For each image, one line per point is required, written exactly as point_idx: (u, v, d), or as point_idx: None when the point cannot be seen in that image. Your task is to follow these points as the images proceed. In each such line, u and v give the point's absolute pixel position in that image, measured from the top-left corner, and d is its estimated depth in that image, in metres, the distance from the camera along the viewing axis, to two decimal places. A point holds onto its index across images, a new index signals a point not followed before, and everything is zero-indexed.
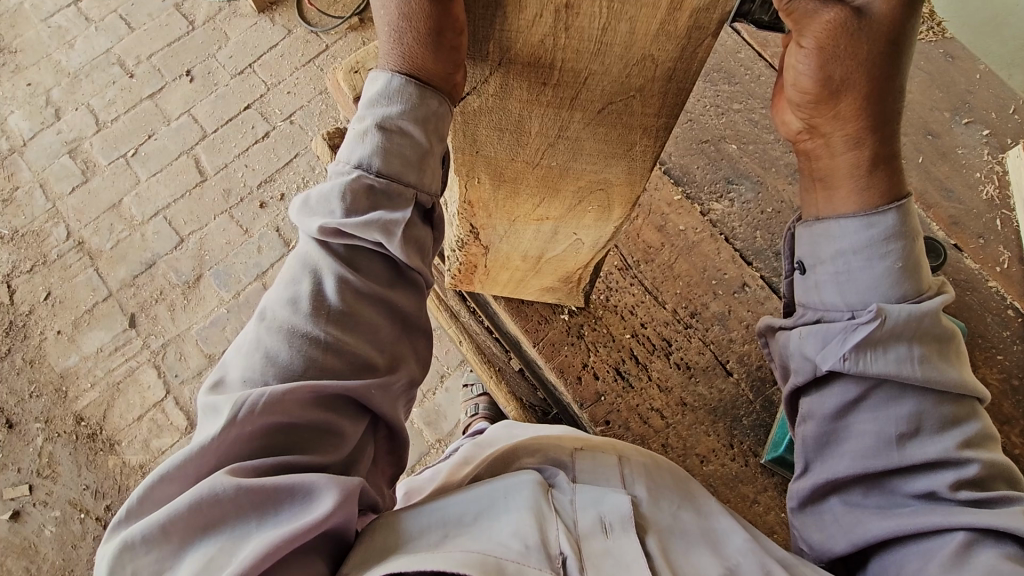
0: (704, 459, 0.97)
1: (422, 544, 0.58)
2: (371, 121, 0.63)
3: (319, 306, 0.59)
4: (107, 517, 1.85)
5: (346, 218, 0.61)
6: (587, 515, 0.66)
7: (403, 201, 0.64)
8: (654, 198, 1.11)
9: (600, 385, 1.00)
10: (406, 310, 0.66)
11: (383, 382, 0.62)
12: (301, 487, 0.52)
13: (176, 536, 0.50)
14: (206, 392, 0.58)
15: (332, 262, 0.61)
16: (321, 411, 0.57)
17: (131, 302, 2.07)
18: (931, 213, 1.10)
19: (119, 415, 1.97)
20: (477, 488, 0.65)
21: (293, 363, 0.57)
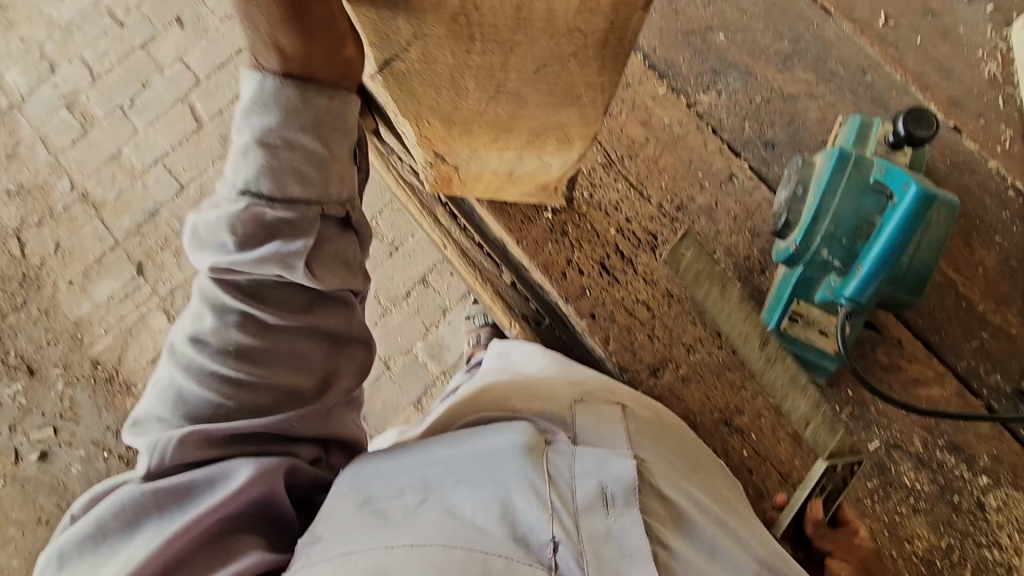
0: (690, 348, 0.97)
1: (402, 508, 0.61)
2: (249, 137, 0.59)
3: (225, 344, 0.63)
4: (128, 455, 1.93)
5: (239, 253, 0.60)
6: (585, 485, 0.64)
7: (305, 223, 0.62)
8: (638, 93, 1.08)
9: (585, 280, 1.00)
10: (334, 326, 0.68)
11: (302, 413, 0.66)
12: (211, 475, 0.62)
13: (110, 536, 0.59)
14: (129, 433, 0.66)
15: (237, 301, 0.63)
16: (222, 444, 0.64)
17: (137, 250, 2.10)
18: (929, 93, 1.05)
19: (133, 359, 2.02)
20: (465, 451, 0.66)
21: (199, 406, 0.63)
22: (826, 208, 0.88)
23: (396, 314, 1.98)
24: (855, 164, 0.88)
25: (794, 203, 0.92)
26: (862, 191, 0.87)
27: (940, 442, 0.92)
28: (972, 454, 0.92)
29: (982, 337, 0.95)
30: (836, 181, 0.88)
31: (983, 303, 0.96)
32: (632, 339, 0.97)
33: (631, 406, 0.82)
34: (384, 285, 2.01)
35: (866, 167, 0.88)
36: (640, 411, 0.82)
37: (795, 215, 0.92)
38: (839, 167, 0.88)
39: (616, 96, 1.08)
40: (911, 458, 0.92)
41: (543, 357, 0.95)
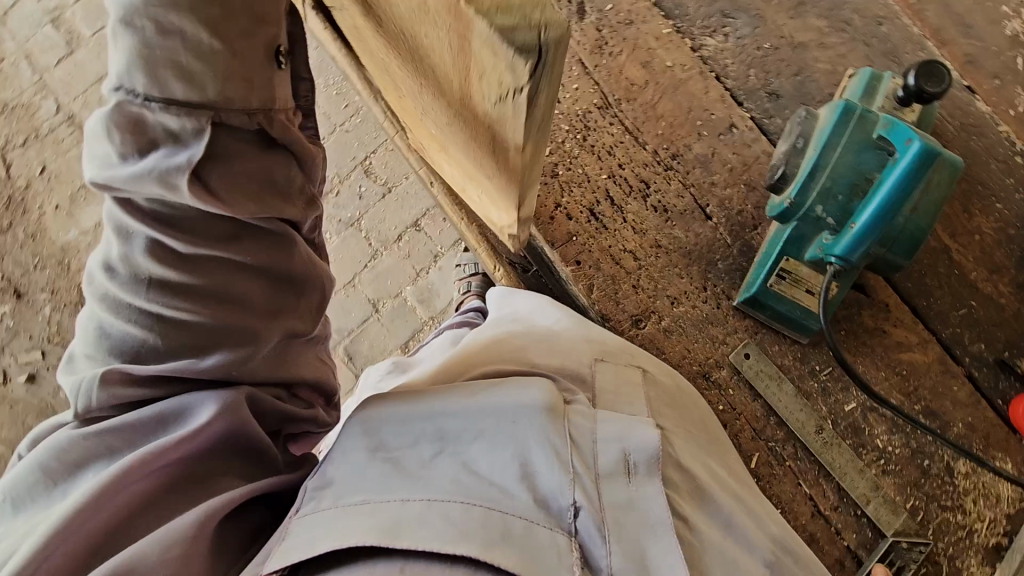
0: (675, 301, 0.96)
1: (413, 458, 0.56)
2: (111, 10, 0.40)
3: (134, 274, 0.47)
4: None
5: (124, 164, 0.44)
6: (608, 451, 0.59)
7: (194, 129, 0.44)
8: (641, 32, 1.02)
9: (572, 226, 0.97)
10: (264, 262, 0.52)
11: (237, 359, 0.51)
12: (166, 416, 0.48)
13: (49, 485, 0.46)
14: (62, 370, 0.51)
15: (144, 224, 0.47)
16: (156, 384, 0.49)
17: None
18: (945, 50, 1.01)
19: None
20: (481, 404, 0.60)
21: (119, 341, 0.48)
22: (826, 161, 0.84)
23: (387, 257, 1.97)
24: (860, 118, 0.83)
25: (793, 156, 0.89)
26: (865, 146, 0.83)
27: (916, 407, 0.92)
28: (946, 421, 0.92)
29: (971, 306, 0.94)
30: (839, 134, 0.84)
31: (975, 271, 0.94)
32: (617, 288, 0.96)
33: (653, 371, 0.80)
34: (376, 228, 1.99)
35: (871, 122, 0.84)
36: (658, 378, 0.79)
37: (793, 169, 0.89)
38: (844, 120, 0.84)
39: (618, 34, 1.02)
40: (886, 422, 0.92)
41: (554, 309, 0.87)
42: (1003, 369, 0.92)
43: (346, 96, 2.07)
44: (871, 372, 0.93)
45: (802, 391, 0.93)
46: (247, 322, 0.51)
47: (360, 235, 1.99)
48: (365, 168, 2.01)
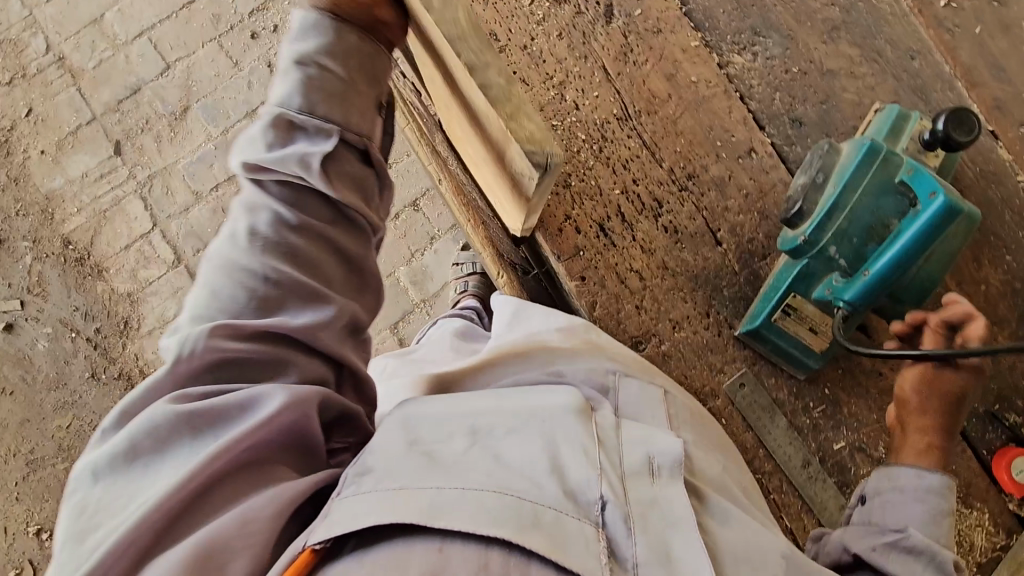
0: (676, 325, 0.95)
1: (447, 450, 0.61)
2: (288, 59, 0.68)
3: (254, 239, 0.62)
4: (97, 339, 1.94)
5: (267, 153, 0.65)
6: (632, 455, 0.66)
7: (325, 135, 0.67)
8: (669, 42, 0.98)
9: (580, 240, 0.95)
10: (350, 247, 0.69)
11: (323, 321, 0.63)
12: (246, 401, 0.57)
13: (135, 456, 0.54)
14: (167, 338, 0.62)
15: (269, 200, 0.64)
16: (250, 340, 0.59)
17: (116, 129, 1.98)
18: (975, 92, 0.99)
19: (106, 243, 1.97)
20: (512, 404, 0.68)
21: (231, 299, 0.60)
22: (844, 201, 0.83)
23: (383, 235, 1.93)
24: (883, 160, 0.83)
25: (811, 191, 0.87)
26: (884, 190, 0.82)
27: None
28: None
29: None
30: (860, 174, 0.83)
31: None
32: (619, 307, 0.94)
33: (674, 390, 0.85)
34: None
35: (893, 166, 0.83)
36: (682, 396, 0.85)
37: (810, 203, 0.87)
38: (866, 160, 0.83)
39: (644, 42, 0.98)
40: (872, 462, 0.93)
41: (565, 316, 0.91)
42: (991, 420, 0.94)
43: None
44: (863, 414, 0.94)
45: (794, 426, 0.94)
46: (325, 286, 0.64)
47: None
48: None
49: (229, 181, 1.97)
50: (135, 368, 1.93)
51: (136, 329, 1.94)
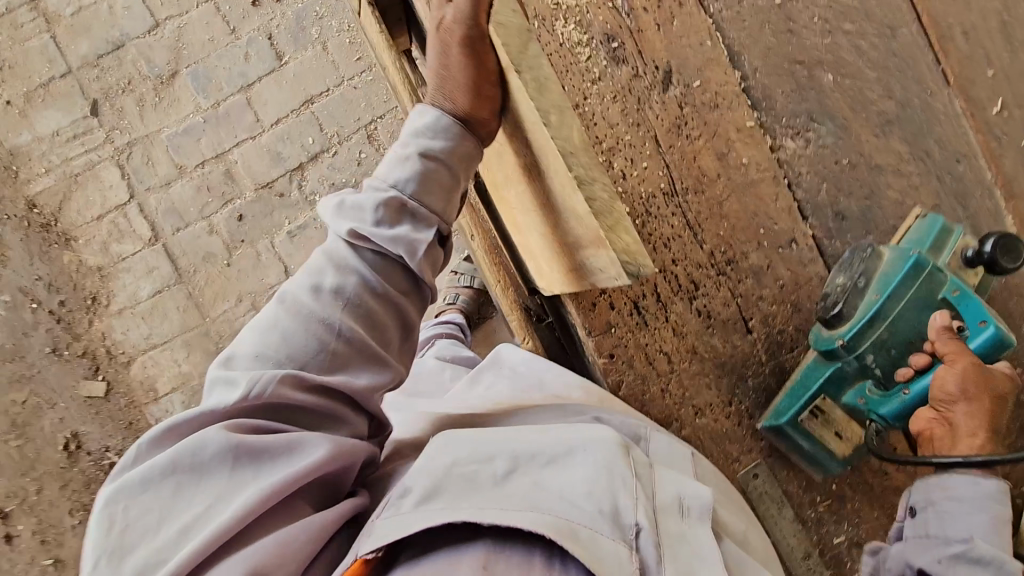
0: (699, 412, 0.95)
1: (487, 473, 0.58)
2: (412, 144, 0.66)
3: (336, 296, 0.61)
4: (61, 313, 1.82)
5: (377, 230, 0.63)
6: (667, 492, 0.63)
7: (431, 219, 0.66)
8: (724, 120, 0.95)
9: (612, 317, 0.93)
10: (415, 318, 0.68)
11: (382, 384, 0.63)
12: (295, 442, 0.56)
13: (174, 479, 0.52)
14: (216, 364, 0.59)
15: (359, 264, 0.63)
16: (315, 393, 0.59)
17: (94, 87, 1.82)
18: (1013, 204, 0.99)
19: (77, 211, 1.83)
20: (550, 430, 0.63)
21: (307, 349, 0.59)
22: (889, 313, 0.84)
23: None
24: (926, 275, 0.83)
25: (855, 296, 0.86)
26: (927, 309, 0.84)
27: None
28: None
29: None
30: (907, 289, 0.83)
31: None
32: (645, 389, 0.93)
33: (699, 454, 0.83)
34: None
35: (937, 283, 0.83)
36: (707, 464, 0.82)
37: (852, 308, 0.86)
38: (912, 276, 0.83)
39: (700, 116, 0.94)
40: None
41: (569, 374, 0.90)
42: None
43: (359, 45, 1.86)
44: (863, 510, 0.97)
45: (799, 518, 0.97)
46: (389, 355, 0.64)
47: None
48: (369, 133, 1.86)
49: (217, 159, 1.85)
50: (102, 348, 1.83)
51: (106, 306, 1.84)
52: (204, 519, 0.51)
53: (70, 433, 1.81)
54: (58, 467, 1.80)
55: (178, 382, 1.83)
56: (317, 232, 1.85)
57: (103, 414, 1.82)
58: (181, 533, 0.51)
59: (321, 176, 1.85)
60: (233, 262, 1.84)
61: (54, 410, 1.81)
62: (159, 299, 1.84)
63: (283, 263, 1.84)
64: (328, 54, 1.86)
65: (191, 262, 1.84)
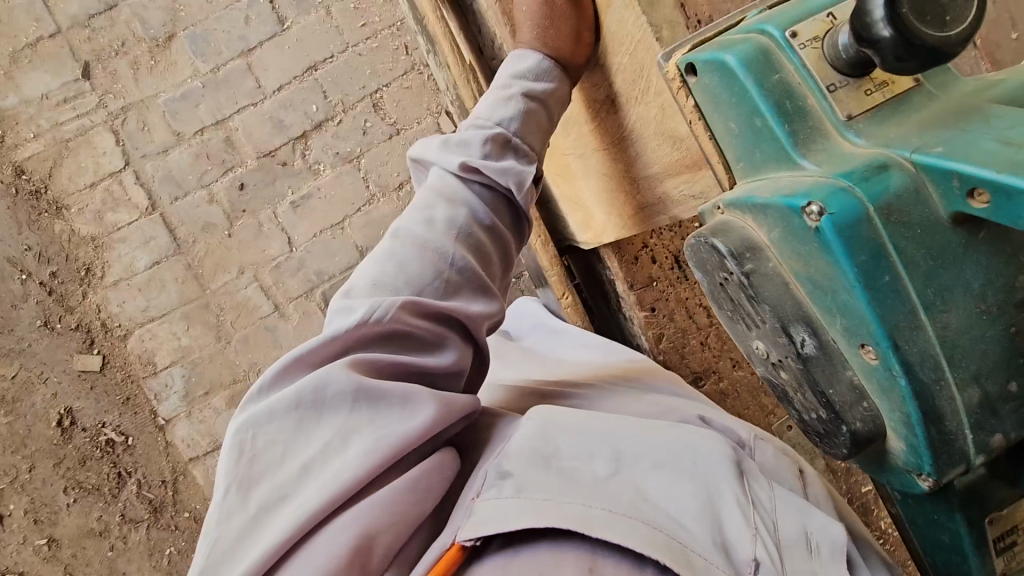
0: (736, 364, 0.97)
1: (591, 472, 0.52)
2: (512, 85, 0.69)
3: (450, 226, 0.65)
4: (52, 285, 1.75)
5: (487, 162, 0.68)
6: (795, 524, 0.55)
7: (533, 156, 0.71)
8: None
9: (655, 270, 0.93)
10: (513, 253, 0.72)
11: (490, 313, 0.65)
12: (409, 393, 0.54)
13: (299, 412, 0.53)
14: (338, 295, 0.62)
15: (469, 193, 0.67)
16: (431, 320, 0.60)
17: (85, 48, 1.76)
18: None
19: (67, 178, 1.77)
20: (664, 431, 0.57)
21: (423, 276, 0.62)
22: (919, 377, 0.43)
23: (383, 205, 1.82)
24: None
25: (830, 383, 0.48)
26: (954, 268, 0.42)
27: None
28: None
29: None
30: (896, 319, 0.42)
31: None
32: (686, 342, 0.95)
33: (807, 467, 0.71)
34: (376, 170, 1.82)
35: (912, 212, 0.42)
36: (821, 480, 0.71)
37: (856, 406, 0.47)
38: (876, 288, 0.42)
39: None
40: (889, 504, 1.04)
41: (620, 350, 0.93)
42: None
43: (363, 10, 1.82)
44: None
45: (829, 468, 1.01)
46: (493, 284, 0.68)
47: (357, 174, 1.81)
48: (375, 101, 1.82)
49: (217, 126, 1.80)
50: (96, 321, 1.77)
51: (100, 278, 1.77)
52: (320, 461, 0.51)
53: (63, 409, 1.74)
54: (51, 444, 1.73)
55: (177, 356, 1.77)
56: (322, 203, 1.81)
57: (99, 389, 1.76)
58: (299, 472, 0.51)
59: (325, 144, 1.81)
60: (234, 233, 1.79)
61: (46, 385, 1.74)
62: (157, 271, 1.78)
63: (287, 233, 1.79)
64: (332, 19, 1.81)
65: (190, 232, 1.78)
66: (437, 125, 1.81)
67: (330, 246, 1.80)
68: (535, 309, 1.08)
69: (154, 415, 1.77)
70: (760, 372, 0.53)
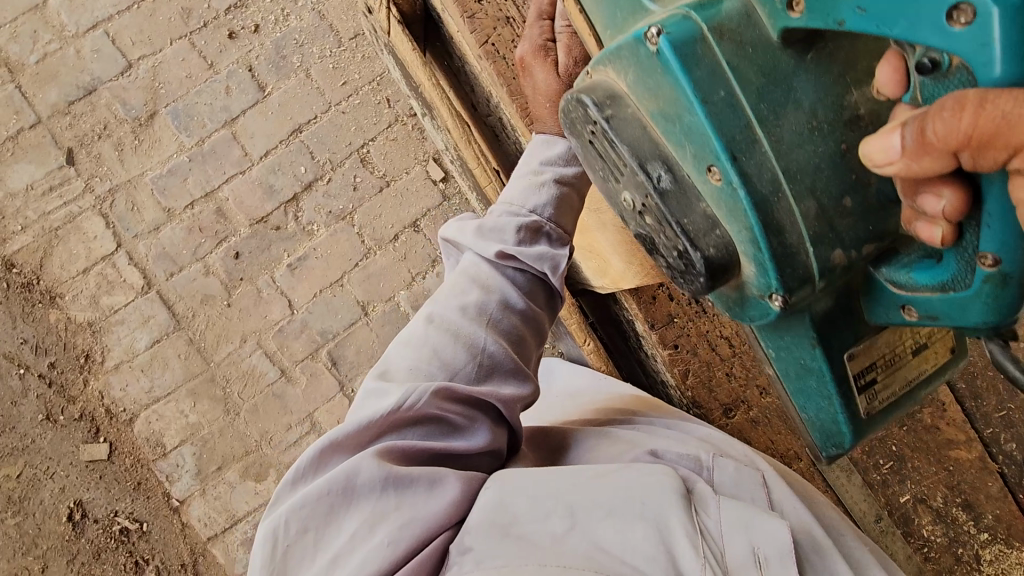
0: (764, 391, 0.96)
1: (545, 534, 0.57)
2: (542, 168, 0.74)
3: (481, 311, 0.68)
4: (52, 375, 1.72)
5: (524, 248, 0.71)
6: (739, 544, 0.60)
7: (565, 240, 0.75)
8: None
9: (672, 307, 0.93)
10: (546, 329, 0.75)
11: (523, 395, 0.68)
12: (436, 478, 0.60)
13: (331, 504, 0.57)
14: (373, 375, 0.66)
15: (495, 274, 0.71)
16: (463, 404, 0.64)
17: (67, 135, 1.78)
18: None
19: (59, 266, 1.75)
20: (610, 480, 0.61)
21: (457, 361, 0.65)
22: (758, 189, 0.49)
23: (380, 258, 1.81)
24: None
25: (685, 214, 0.54)
26: (784, 85, 0.50)
27: (956, 499, 1.04)
28: (978, 512, 1.04)
29: None
30: (732, 133, 0.49)
31: None
32: (713, 374, 0.95)
33: (764, 468, 0.75)
34: (369, 224, 1.81)
35: (745, 32, 0.50)
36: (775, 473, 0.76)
37: (709, 234, 0.53)
38: (711, 103, 0.49)
39: None
40: (931, 512, 1.05)
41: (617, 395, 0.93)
42: None
43: (343, 69, 1.86)
44: (924, 466, 1.05)
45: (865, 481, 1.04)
46: (526, 365, 0.71)
47: (351, 230, 1.81)
48: (362, 157, 1.83)
49: (207, 198, 1.80)
50: (100, 408, 1.73)
51: (100, 363, 1.74)
52: (349, 552, 0.56)
53: (74, 502, 1.67)
54: (63, 540, 1.65)
55: (186, 434, 1.72)
56: (319, 262, 1.80)
57: (108, 477, 1.70)
58: (329, 563, 0.56)
59: (317, 205, 1.81)
60: (233, 302, 1.77)
61: (53, 480, 1.68)
62: (158, 349, 1.75)
63: (287, 296, 1.78)
64: (313, 80, 1.85)
65: (188, 306, 1.76)
66: (426, 172, 1.83)
67: (331, 305, 1.78)
68: (552, 360, 1.11)
69: (167, 498, 1.70)
70: (631, 226, 0.59)
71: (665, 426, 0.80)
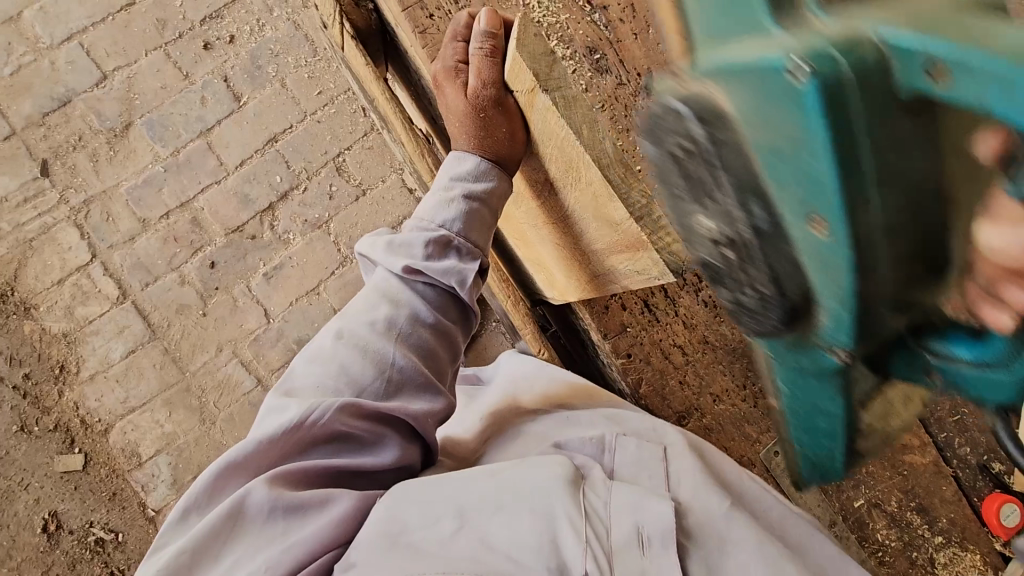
0: (717, 399, 0.98)
1: (433, 537, 0.59)
2: (450, 184, 0.80)
3: (390, 326, 0.73)
4: (26, 387, 1.72)
5: (430, 263, 0.77)
6: (624, 526, 0.64)
7: (473, 254, 0.80)
8: None
9: (625, 316, 0.95)
10: (460, 341, 0.82)
11: (433, 409, 0.73)
12: (328, 497, 0.62)
13: (211, 533, 0.58)
14: (276, 394, 0.69)
15: (406, 291, 0.76)
16: (368, 420, 0.67)
17: (42, 147, 1.79)
18: None
19: (34, 277, 1.76)
20: (502, 479, 0.65)
21: (364, 378, 0.69)
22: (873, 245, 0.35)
23: (356, 266, 1.81)
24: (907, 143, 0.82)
25: (769, 265, 0.42)
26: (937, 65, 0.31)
27: (911, 504, 1.05)
28: (934, 516, 1.05)
29: (963, 413, 1.08)
30: (864, 171, 0.33)
31: None
32: (666, 383, 0.96)
33: (670, 442, 0.79)
34: (345, 233, 1.82)
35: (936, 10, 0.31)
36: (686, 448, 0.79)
37: (801, 289, 0.42)
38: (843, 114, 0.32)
39: None
40: (886, 517, 1.05)
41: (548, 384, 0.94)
42: (983, 470, 1.07)
43: (318, 79, 1.88)
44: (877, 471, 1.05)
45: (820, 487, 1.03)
46: (436, 375, 0.77)
47: (327, 239, 1.81)
48: (338, 165, 1.84)
49: (182, 208, 1.81)
50: (75, 419, 1.73)
51: (75, 374, 1.74)
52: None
53: (48, 513, 1.67)
54: (38, 552, 1.65)
55: (162, 444, 1.72)
56: (295, 271, 1.80)
57: (83, 488, 1.70)
58: None
59: (292, 214, 1.82)
60: (209, 311, 1.78)
61: (27, 491, 1.68)
62: (133, 360, 1.75)
63: (262, 304, 1.78)
64: (288, 90, 1.86)
65: (164, 316, 1.77)
66: (402, 181, 1.84)
67: (307, 314, 1.79)
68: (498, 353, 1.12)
69: (143, 508, 1.70)
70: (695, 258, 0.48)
71: (580, 412, 0.84)
